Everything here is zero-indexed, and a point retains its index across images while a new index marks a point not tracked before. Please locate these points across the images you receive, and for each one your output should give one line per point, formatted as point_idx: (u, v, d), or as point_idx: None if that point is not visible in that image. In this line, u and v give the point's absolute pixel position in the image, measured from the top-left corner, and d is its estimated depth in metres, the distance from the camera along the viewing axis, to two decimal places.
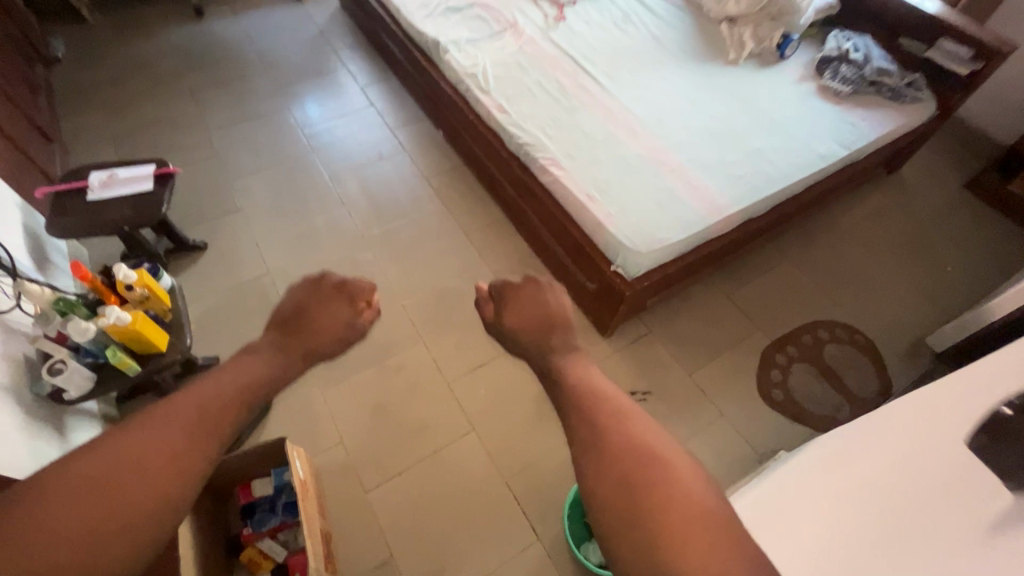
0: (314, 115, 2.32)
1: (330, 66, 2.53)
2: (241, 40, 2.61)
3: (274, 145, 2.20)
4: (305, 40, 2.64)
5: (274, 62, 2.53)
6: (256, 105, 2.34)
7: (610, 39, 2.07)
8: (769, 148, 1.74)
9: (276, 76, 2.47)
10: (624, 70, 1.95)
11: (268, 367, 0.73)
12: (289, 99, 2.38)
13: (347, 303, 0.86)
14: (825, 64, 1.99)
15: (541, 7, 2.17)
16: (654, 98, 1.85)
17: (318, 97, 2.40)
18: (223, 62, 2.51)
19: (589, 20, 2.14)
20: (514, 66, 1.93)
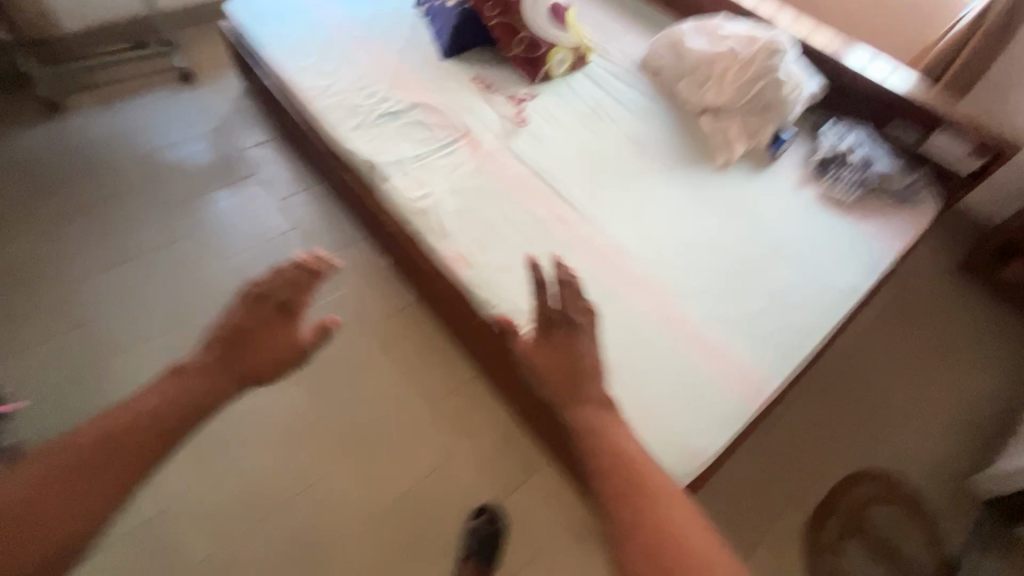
0: (222, 250, 1.85)
1: (238, 173, 2.05)
2: (116, 143, 2.08)
3: (174, 303, 1.73)
4: (202, 138, 2.14)
5: (163, 174, 2.03)
6: (142, 241, 1.85)
7: (584, 144, 1.74)
8: (791, 285, 1.47)
9: (169, 195, 1.97)
10: (607, 189, 1.62)
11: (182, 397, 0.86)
12: (185, 228, 1.89)
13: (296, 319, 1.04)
14: (822, 165, 1.77)
15: (496, 106, 1.81)
16: (650, 226, 1.54)
17: (224, 220, 1.92)
18: (93, 177, 1.97)
19: (557, 120, 1.80)
20: (474, 191, 1.56)
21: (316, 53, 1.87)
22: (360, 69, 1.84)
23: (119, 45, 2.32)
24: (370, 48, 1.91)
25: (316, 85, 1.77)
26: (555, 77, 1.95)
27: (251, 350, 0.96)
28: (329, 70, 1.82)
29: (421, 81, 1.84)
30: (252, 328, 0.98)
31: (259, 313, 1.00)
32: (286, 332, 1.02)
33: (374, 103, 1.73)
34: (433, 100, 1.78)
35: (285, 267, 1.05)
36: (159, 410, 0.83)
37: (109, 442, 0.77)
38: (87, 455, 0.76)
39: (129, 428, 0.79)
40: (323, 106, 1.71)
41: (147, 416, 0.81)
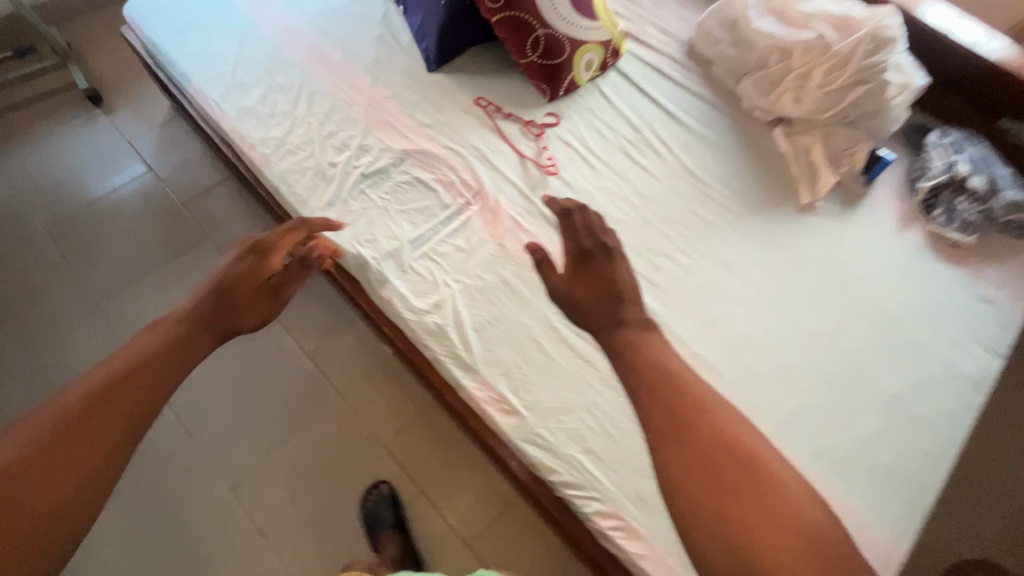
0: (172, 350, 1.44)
1: (188, 235, 1.63)
2: (24, 209, 1.64)
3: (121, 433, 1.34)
4: (133, 185, 1.69)
5: (90, 248, 1.60)
6: (79, 353, 1.48)
7: (628, 193, 1.35)
8: (909, 386, 1.17)
9: (104, 275, 1.57)
10: (665, 263, 1.26)
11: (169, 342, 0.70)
12: (129, 325, 1.51)
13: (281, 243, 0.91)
14: (930, 195, 1.39)
15: (511, 146, 1.37)
16: (728, 316, 1.21)
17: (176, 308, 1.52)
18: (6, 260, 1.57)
19: (590, 158, 1.39)
20: (499, 288, 1.19)
21: (261, 80, 1.38)
22: (324, 104, 1.37)
23: (6, 57, 1.78)
24: (333, 68, 1.42)
25: (268, 137, 1.31)
26: (580, 85, 1.49)
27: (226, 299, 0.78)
28: (282, 109, 1.35)
29: (408, 113, 1.39)
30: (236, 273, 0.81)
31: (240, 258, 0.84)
32: (259, 274, 0.83)
33: (351, 158, 1.30)
34: (428, 144, 1.34)
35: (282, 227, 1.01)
36: (172, 355, 0.69)
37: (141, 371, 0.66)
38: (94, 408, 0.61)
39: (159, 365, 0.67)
40: (282, 171, 1.27)
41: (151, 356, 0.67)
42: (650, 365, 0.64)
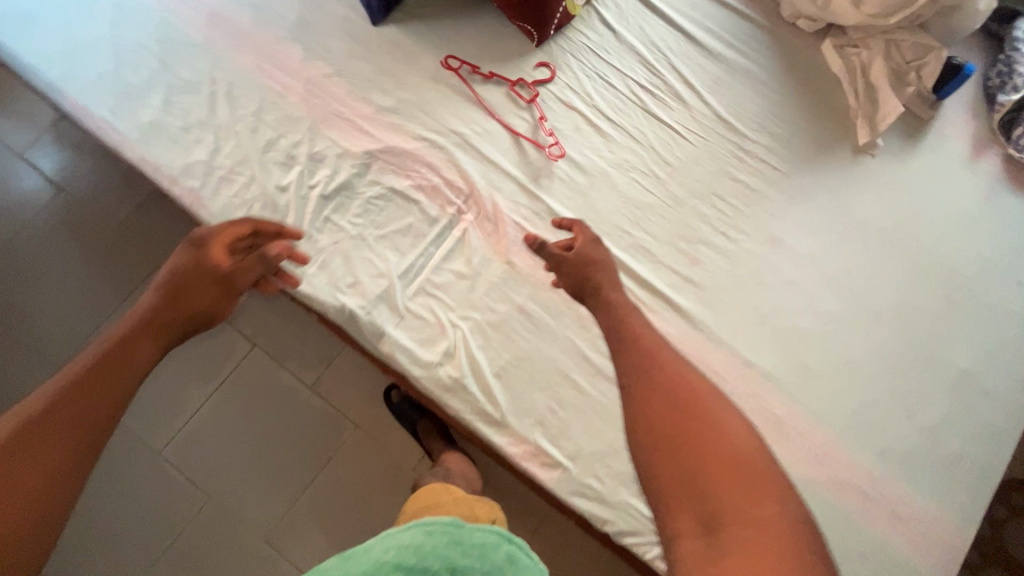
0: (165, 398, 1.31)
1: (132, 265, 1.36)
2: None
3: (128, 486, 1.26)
4: (43, 210, 1.38)
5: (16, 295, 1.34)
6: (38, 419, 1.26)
7: (650, 165, 1.10)
8: (977, 357, 1.06)
9: (47, 331, 1.32)
10: (704, 254, 1.07)
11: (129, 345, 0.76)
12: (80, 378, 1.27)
13: (218, 249, 0.86)
14: (1012, 110, 1.14)
15: (499, 123, 1.09)
16: (779, 305, 1.05)
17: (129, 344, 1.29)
18: None
19: (599, 123, 1.11)
20: (515, 319, 1.01)
21: (158, 76, 1.04)
22: (250, 100, 1.04)
23: None
24: (247, 42, 1.06)
25: (189, 162, 1.01)
26: (574, 16, 1.14)
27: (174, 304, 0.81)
28: (196, 116, 1.02)
29: (361, 96, 1.07)
30: (184, 263, 0.85)
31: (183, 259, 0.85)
32: (202, 267, 0.84)
33: (302, 176, 1.02)
34: (395, 139, 1.05)
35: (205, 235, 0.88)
36: (116, 367, 0.73)
37: (74, 400, 0.68)
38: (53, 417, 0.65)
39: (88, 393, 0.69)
40: (220, 207, 1.00)
41: (114, 358, 0.73)
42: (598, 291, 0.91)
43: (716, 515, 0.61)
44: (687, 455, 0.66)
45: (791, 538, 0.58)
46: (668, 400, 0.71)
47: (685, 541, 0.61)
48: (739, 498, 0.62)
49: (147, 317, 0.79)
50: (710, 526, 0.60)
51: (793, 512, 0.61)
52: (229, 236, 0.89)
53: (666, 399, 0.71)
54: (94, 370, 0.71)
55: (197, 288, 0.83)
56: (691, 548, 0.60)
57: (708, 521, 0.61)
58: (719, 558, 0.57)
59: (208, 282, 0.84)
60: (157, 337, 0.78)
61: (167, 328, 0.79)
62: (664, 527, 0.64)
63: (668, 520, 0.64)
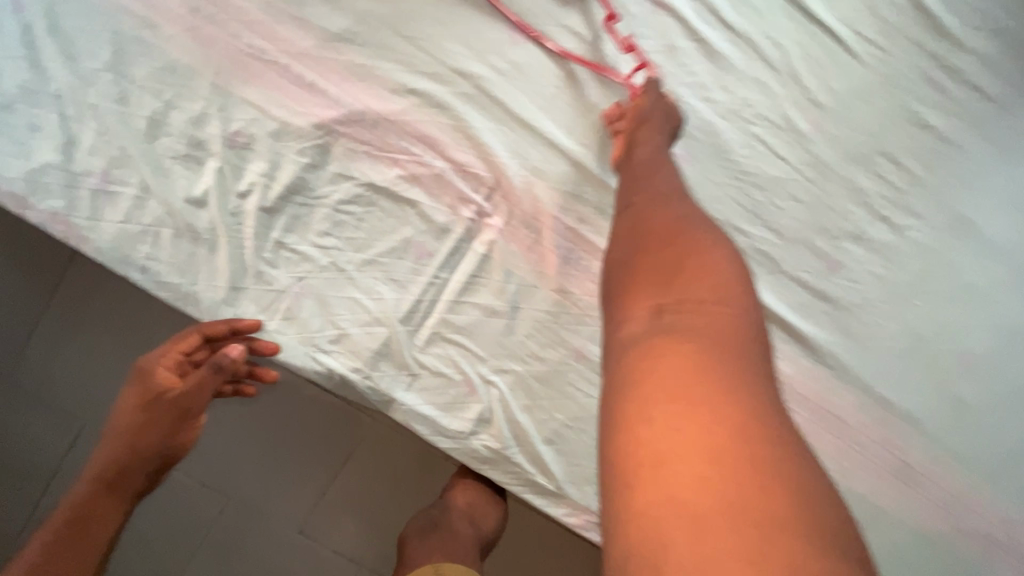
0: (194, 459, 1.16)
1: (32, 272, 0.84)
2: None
3: (172, 539, 1.15)
4: None
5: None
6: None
7: (784, 109, 0.67)
8: None
9: None
10: (852, 254, 0.70)
11: (99, 499, 0.64)
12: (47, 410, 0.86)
13: (165, 376, 0.65)
14: None
15: (533, 48, 0.65)
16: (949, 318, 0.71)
17: (68, 343, 0.85)
18: None
19: (701, 36, 0.66)
20: (571, 368, 0.72)
21: None
22: (105, 42, 0.61)
23: None
24: None
25: (34, 167, 0.61)
26: None
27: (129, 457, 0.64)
28: (21, 79, 0.60)
29: (296, 19, 0.62)
30: (131, 399, 0.65)
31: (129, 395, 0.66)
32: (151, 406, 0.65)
33: (224, 176, 0.63)
34: (363, 97, 0.63)
35: (152, 355, 0.66)
36: (91, 527, 0.62)
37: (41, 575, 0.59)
38: None
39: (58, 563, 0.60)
40: (106, 239, 0.63)
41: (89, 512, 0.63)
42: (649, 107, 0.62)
43: (677, 306, 0.42)
44: (671, 263, 0.45)
45: (752, 345, 0.40)
46: (653, 198, 0.54)
47: (626, 326, 0.43)
48: (716, 296, 0.42)
49: (102, 473, 0.64)
50: (660, 315, 0.42)
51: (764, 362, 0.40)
52: (176, 354, 0.65)
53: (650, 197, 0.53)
54: (54, 543, 0.61)
55: (143, 431, 0.65)
56: (628, 332, 0.42)
57: (662, 312, 0.42)
58: (654, 347, 0.40)
59: (157, 424, 0.65)
60: (118, 493, 0.64)
61: (128, 482, 0.65)
62: (610, 310, 0.47)
63: (620, 307, 0.46)
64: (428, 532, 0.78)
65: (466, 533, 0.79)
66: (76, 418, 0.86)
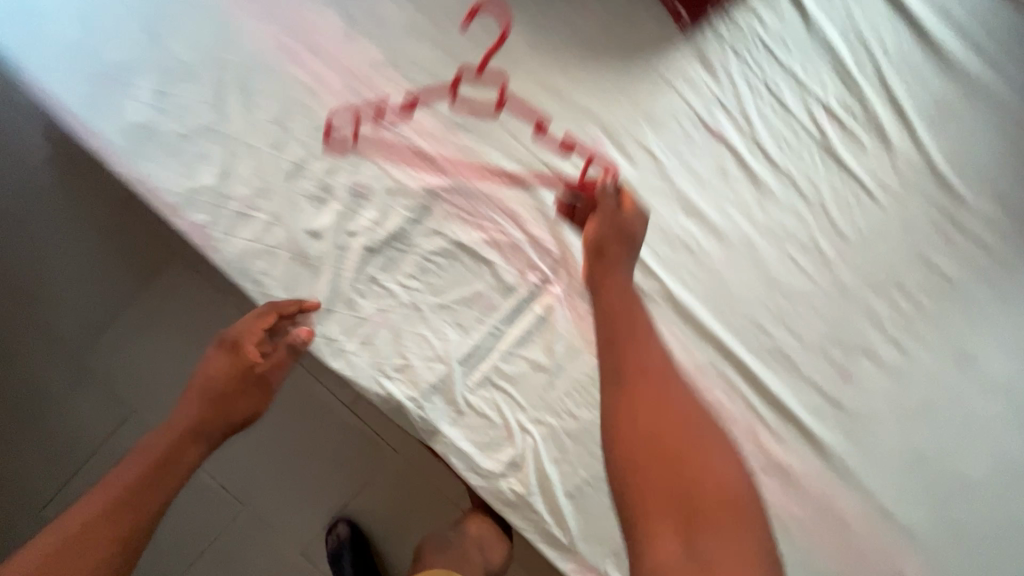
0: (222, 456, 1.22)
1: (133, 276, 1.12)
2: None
3: (188, 530, 1.21)
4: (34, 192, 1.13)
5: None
6: (58, 421, 1.13)
7: (814, 235, 0.79)
8: None
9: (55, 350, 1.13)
10: (862, 368, 0.79)
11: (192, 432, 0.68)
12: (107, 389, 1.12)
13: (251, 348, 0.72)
14: None
15: (611, 156, 0.77)
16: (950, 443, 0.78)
17: (145, 331, 1.12)
18: None
19: (754, 166, 0.78)
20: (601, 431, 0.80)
21: (148, 53, 0.74)
22: (271, 100, 0.75)
23: None
24: (269, 7, 0.75)
25: (194, 187, 0.75)
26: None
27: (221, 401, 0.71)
28: (201, 119, 0.75)
29: (423, 102, 0.76)
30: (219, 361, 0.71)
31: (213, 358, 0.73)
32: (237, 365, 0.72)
33: (340, 217, 0.76)
34: (467, 173, 0.77)
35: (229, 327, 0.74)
36: (181, 454, 0.67)
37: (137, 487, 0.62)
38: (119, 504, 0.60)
39: (147, 489, 0.62)
40: (235, 252, 0.75)
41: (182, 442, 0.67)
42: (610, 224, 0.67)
43: (700, 528, 0.47)
44: (681, 468, 0.49)
45: (762, 553, 0.48)
46: (650, 386, 0.54)
47: (658, 555, 0.47)
48: (727, 510, 0.49)
49: (200, 412, 0.70)
50: (692, 538, 0.47)
51: (764, 551, 0.49)
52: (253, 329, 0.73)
53: (643, 371, 0.55)
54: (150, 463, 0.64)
55: (229, 390, 0.71)
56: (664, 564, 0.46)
57: (688, 536, 0.47)
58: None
59: (244, 385, 0.72)
60: (206, 435, 0.69)
61: (217, 429, 0.70)
62: (631, 528, 0.50)
63: (641, 524, 0.49)
64: (438, 549, 0.87)
65: (477, 561, 0.84)
66: (122, 406, 1.12)
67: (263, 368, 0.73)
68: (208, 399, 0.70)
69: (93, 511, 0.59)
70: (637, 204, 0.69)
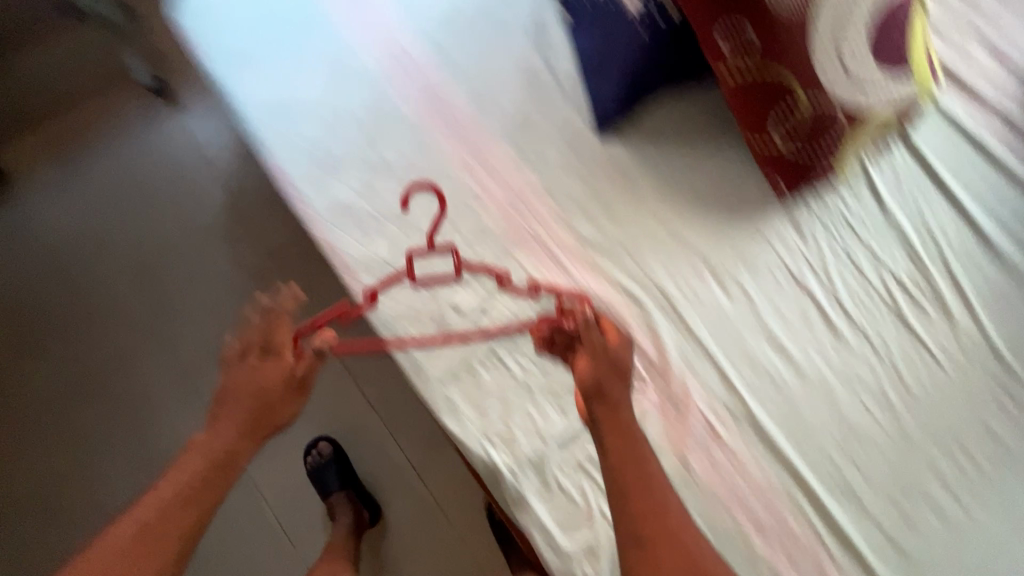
0: (290, 492, 1.29)
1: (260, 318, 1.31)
2: (71, 252, 1.36)
3: (239, 558, 1.27)
4: (200, 233, 1.35)
5: (116, 321, 1.32)
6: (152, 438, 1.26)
7: (882, 385, 0.90)
8: None
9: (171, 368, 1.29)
10: (925, 518, 0.85)
11: (242, 433, 0.73)
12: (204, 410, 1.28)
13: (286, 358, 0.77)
14: None
15: (712, 288, 0.92)
16: None
17: None
18: (64, 327, 1.32)
19: (834, 318, 0.91)
20: None
21: (361, 152, 0.96)
22: (446, 200, 0.94)
23: (52, 34, 1.42)
24: (459, 131, 0.96)
25: (372, 256, 0.93)
26: (841, 173, 0.93)
27: (266, 406, 0.74)
28: (390, 206, 0.94)
29: (565, 221, 0.94)
30: (260, 370, 0.75)
31: (256, 365, 0.76)
32: (280, 372, 0.76)
33: (482, 300, 0.92)
34: (591, 282, 0.92)
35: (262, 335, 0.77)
36: (229, 460, 0.71)
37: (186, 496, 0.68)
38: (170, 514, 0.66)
39: (184, 507, 0.67)
40: (392, 314, 0.91)
41: (235, 447, 0.72)
42: (603, 363, 0.78)
43: None
44: None
45: None
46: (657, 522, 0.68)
47: None
48: None
49: (250, 418, 0.73)
50: None
51: None
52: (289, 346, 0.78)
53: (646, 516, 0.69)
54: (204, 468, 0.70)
55: (270, 398, 0.75)
56: None
57: None
58: None
59: (284, 392, 0.76)
60: (258, 437, 0.74)
61: (263, 433, 0.75)
62: None
63: None
64: None
65: None
66: None
67: (303, 373, 0.78)
68: (250, 409, 0.73)
69: (129, 542, 0.65)
70: (620, 333, 0.82)
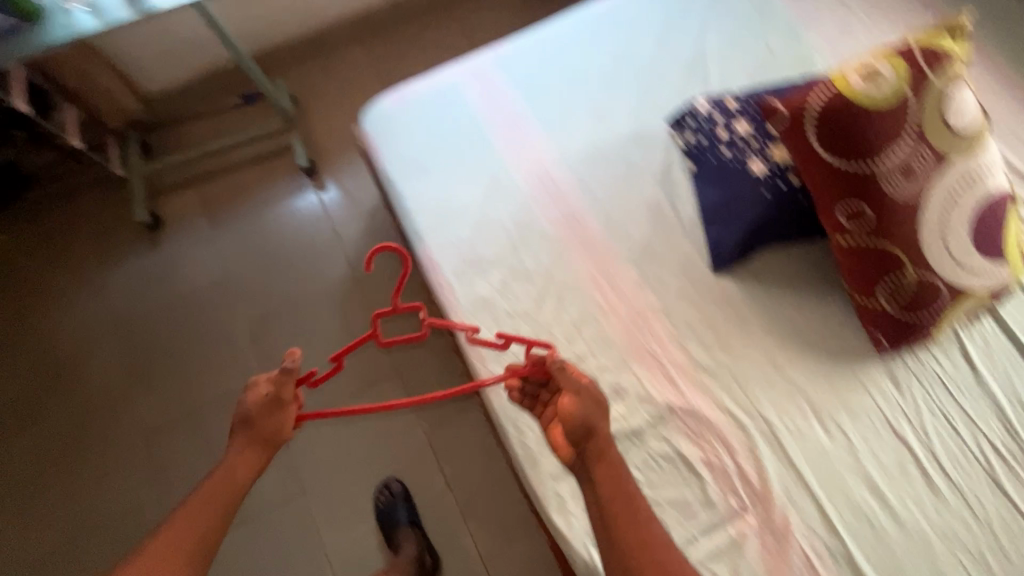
0: (355, 563, 1.31)
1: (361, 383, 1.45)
2: (203, 299, 1.52)
3: None
4: (321, 297, 1.51)
5: (227, 367, 1.45)
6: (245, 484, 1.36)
7: (982, 548, 0.92)
8: None
9: None
10: None
11: (244, 449, 0.83)
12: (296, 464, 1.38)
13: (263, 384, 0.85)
14: None
15: (813, 426, 0.98)
16: None
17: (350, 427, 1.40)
18: (184, 366, 1.46)
19: (931, 473, 0.96)
20: None
21: (504, 256, 1.10)
22: (574, 308, 1.06)
23: (229, 113, 1.68)
24: (591, 250, 1.10)
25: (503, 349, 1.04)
26: (937, 335, 1.02)
27: (260, 426, 0.84)
28: (524, 306, 1.06)
29: (679, 343, 1.04)
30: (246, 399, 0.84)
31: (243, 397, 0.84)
32: (260, 395, 0.84)
33: None
34: (700, 403, 1.00)
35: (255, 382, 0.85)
36: (236, 474, 0.82)
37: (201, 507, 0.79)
38: (189, 523, 0.77)
39: (203, 516, 0.78)
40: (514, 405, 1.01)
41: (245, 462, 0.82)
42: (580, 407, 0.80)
43: None
44: None
45: None
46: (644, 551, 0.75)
47: None
48: None
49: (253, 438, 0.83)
50: None
51: None
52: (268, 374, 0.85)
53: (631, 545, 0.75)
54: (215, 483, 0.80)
55: (263, 418, 0.84)
56: None
57: None
58: None
59: (272, 412, 0.84)
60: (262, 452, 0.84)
61: (270, 448, 0.84)
62: None
63: None
64: None
65: None
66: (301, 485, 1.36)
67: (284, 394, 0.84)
68: (246, 434, 0.83)
69: (153, 556, 0.73)
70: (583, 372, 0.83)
